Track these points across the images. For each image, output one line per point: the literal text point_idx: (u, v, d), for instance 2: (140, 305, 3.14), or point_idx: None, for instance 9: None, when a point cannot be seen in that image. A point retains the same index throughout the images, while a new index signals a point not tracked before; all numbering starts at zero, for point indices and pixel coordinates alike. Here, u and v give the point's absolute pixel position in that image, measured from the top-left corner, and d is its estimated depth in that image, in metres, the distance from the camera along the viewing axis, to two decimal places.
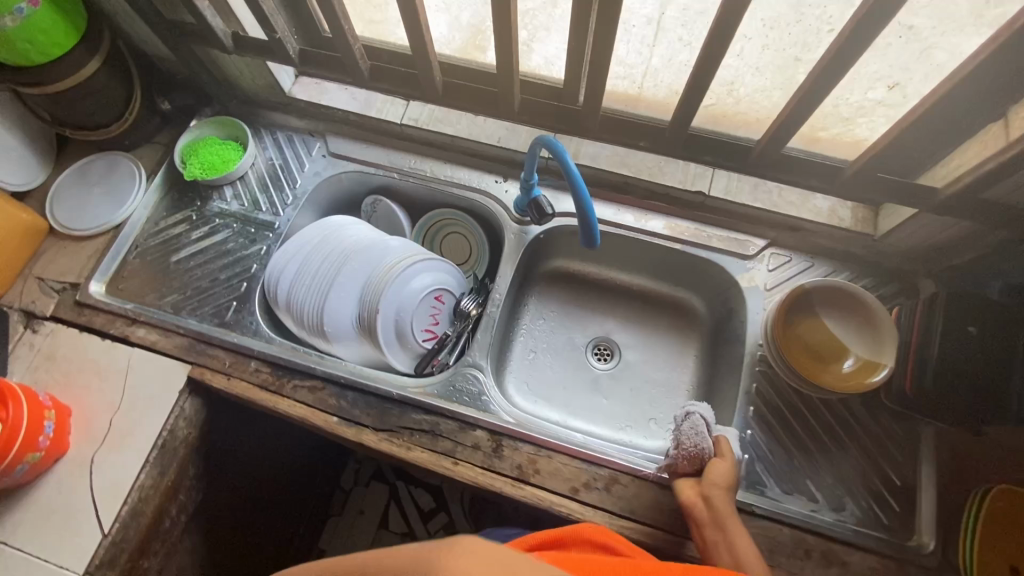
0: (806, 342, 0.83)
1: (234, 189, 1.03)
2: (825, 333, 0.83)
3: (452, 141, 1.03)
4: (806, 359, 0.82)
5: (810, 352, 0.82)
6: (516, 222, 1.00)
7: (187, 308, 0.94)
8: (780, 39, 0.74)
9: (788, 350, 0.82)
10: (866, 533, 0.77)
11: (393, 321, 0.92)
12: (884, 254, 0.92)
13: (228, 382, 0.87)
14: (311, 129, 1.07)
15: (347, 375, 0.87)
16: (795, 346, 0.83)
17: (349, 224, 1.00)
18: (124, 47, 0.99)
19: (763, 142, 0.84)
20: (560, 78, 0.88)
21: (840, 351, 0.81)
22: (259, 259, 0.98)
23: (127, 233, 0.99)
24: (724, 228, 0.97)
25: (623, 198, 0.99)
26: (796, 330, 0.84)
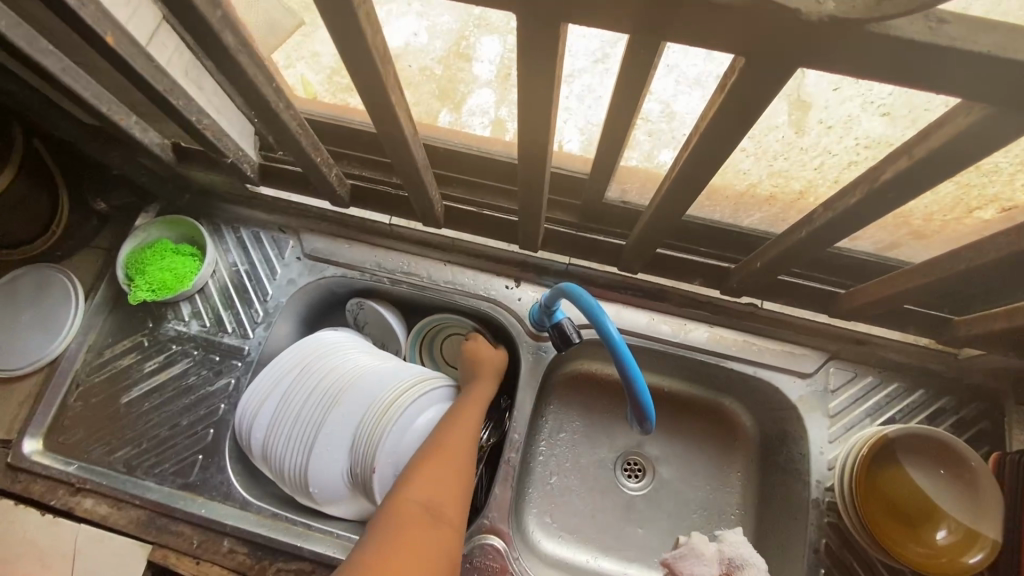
0: (888, 499, 0.70)
1: (192, 306, 0.87)
2: (910, 489, 0.70)
3: (455, 241, 0.88)
4: (888, 523, 0.69)
5: (893, 514, 0.69)
6: (532, 337, 0.84)
7: (143, 466, 0.78)
8: None
9: (868, 512, 0.69)
10: None
11: (392, 475, 0.77)
12: (966, 370, 0.79)
13: (198, 568, 0.72)
14: (282, 225, 0.90)
15: (340, 555, 0.72)
16: (875, 505, 0.70)
17: (334, 349, 0.84)
18: (41, 145, 0.80)
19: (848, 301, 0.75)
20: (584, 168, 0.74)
21: (929, 516, 0.68)
22: (227, 396, 0.82)
23: (65, 370, 0.83)
24: (778, 340, 0.82)
25: (657, 306, 0.84)
26: (876, 484, 0.70)
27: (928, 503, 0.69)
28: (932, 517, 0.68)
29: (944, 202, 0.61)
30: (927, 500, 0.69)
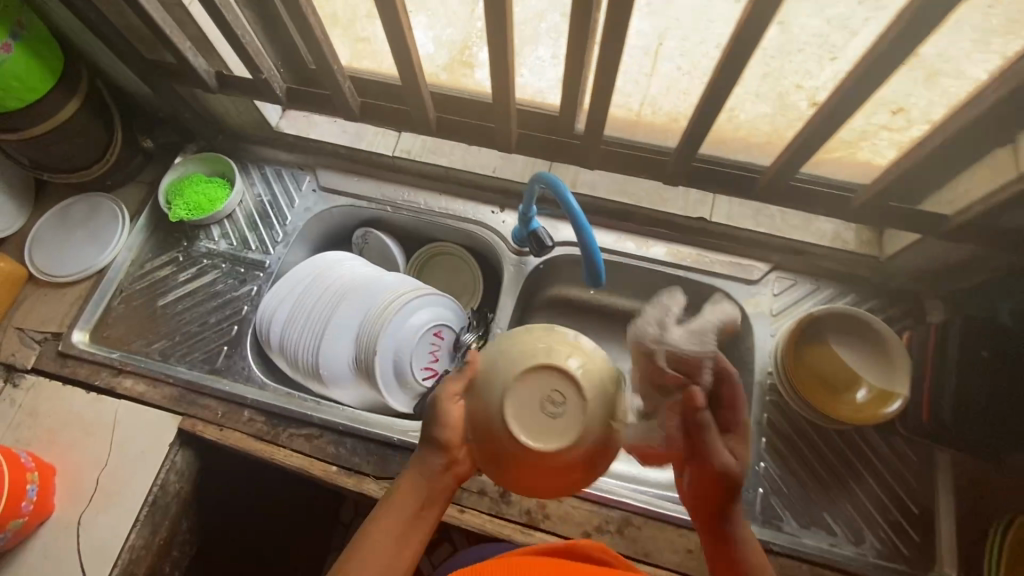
0: (817, 368, 0.81)
1: (221, 228, 1.00)
2: (838, 360, 0.80)
3: (448, 172, 1.00)
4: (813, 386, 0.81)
5: (820, 379, 0.81)
6: (515, 253, 0.97)
7: (176, 354, 0.91)
8: (782, 68, 0.71)
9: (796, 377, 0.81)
10: (887, 566, 0.76)
11: (391, 362, 0.89)
12: (892, 275, 0.89)
13: (221, 434, 0.84)
14: (300, 162, 1.04)
15: (345, 422, 0.84)
16: (803, 372, 0.81)
17: (341, 261, 0.96)
18: (104, 87, 0.95)
19: (772, 170, 0.82)
20: (555, 107, 0.84)
21: (852, 379, 0.79)
22: (250, 300, 0.95)
23: (111, 277, 0.96)
24: (728, 253, 0.93)
25: (624, 226, 0.96)
26: (804, 356, 0.81)
27: (851, 368, 0.79)
28: (854, 379, 0.79)
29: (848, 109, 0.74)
30: (850, 366, 0.79)
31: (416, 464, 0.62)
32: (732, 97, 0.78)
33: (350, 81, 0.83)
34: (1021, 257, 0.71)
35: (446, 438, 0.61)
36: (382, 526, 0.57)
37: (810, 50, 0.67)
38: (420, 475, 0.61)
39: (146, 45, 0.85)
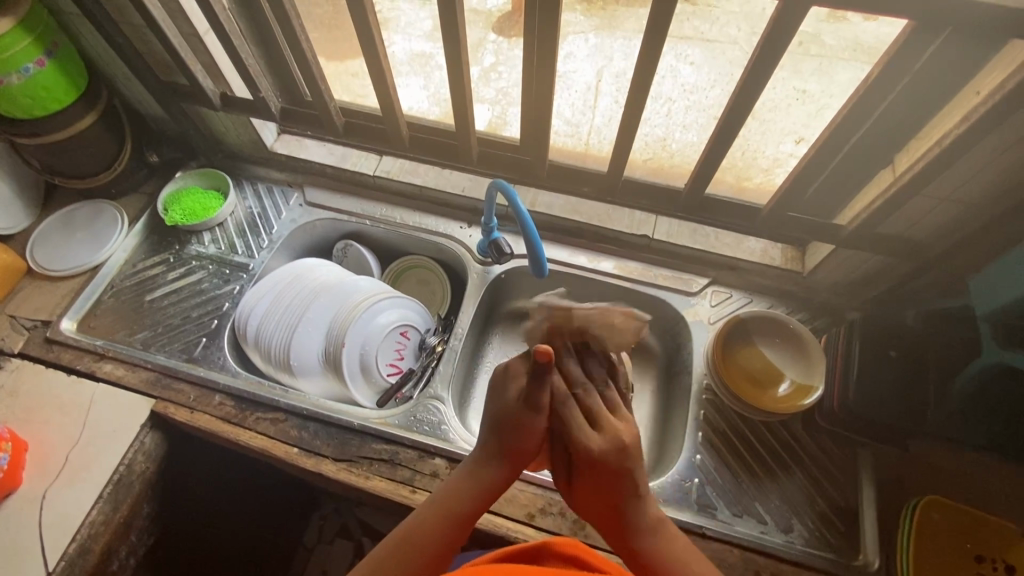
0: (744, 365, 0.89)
1: (212, 234, 1.09)
2: (759, 357, 0.89)
3: (421, 191, 1.10)
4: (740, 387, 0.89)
5: (747, 375, 0.89)
6: (479, 263, 1.06)
7: (156, 344, 0.97)
8: (700, 101, 0.86)
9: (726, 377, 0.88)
10: (814, 553, 0.79)
11: (359, 355, 0.96)
12: (815, 289, 0.99)
13: (191, 416, 0.89)
14: (290, 180, 1.15)
15: (309, 407, 0.89)
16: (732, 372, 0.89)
17: (319, 264, 1.04)
18: (120, 106, 1.07)
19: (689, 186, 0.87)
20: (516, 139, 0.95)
21: (775, 373, 0.88)
22: (231, 298, 1.03)
23: (104, 273, 1.04)
24: (669, 268, 1.04)
25: (577, 242, 1.07)
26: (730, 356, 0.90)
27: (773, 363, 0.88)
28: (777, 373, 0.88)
29: (760, 134, 0.90)
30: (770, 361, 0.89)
31: (490, 462, 0.63)
32: (663, 127, 0.92)
33: (337, 104, 0.95)
34: (912, 265, 0.82)
35: (519, 447, 0.62)
36: (445, 514, 0.61)
37: (720, 85, 0.83)
38: (486, 478, 0.63)
39: (164, 69, 0.98)
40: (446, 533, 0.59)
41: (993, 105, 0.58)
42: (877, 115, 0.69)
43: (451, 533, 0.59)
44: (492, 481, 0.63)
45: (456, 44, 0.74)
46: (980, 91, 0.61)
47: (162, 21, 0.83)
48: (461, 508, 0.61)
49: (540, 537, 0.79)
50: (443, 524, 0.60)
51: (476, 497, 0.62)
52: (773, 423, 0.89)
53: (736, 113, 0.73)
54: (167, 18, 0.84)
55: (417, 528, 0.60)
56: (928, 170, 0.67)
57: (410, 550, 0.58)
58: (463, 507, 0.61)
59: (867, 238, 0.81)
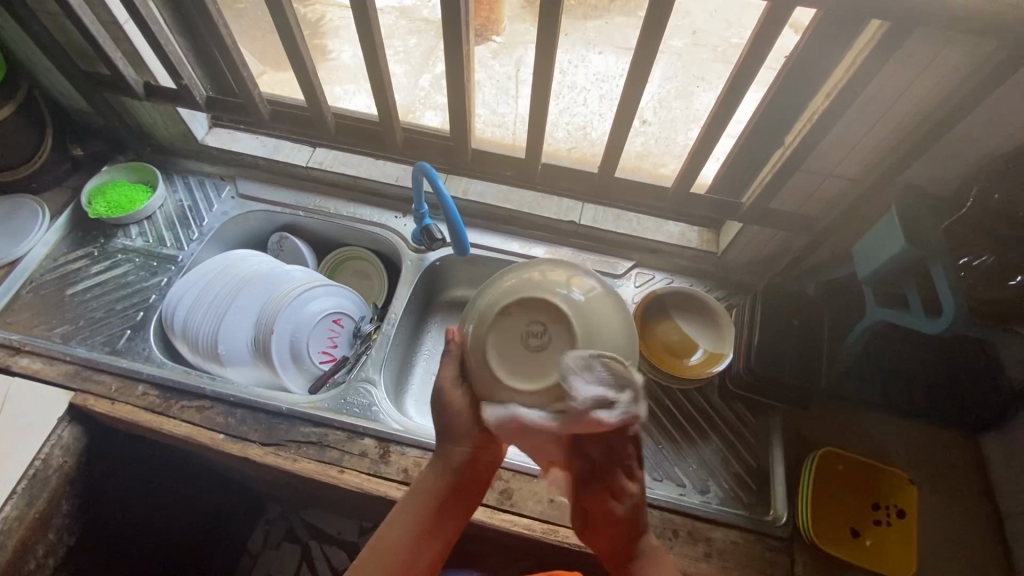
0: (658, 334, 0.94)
1: (140, 228, 1.08)
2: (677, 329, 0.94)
3: (355, 182, 1.12)
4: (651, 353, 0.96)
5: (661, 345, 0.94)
6: (413, 251, 1.08)
7: (78, 337, 0.95)
8: (611, 90, 0.95)
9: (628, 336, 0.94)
10: (728, 511, 0.84)
11: (289, 342, 0.96)
12: (730, 269, 1.05)
13: (112, 406, 0.87)
14: (222, 174, 1.15)
15: (236, 394, 0.89)
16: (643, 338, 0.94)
17: (251, 254, 1.04)
18: (40, 97, 1.04)
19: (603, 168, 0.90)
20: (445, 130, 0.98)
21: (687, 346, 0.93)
22: (158, 289, 1.01)
23: (23, 268, 1.01)
24: (596, 252, 1.09)
25: (509, 230, 1.10)
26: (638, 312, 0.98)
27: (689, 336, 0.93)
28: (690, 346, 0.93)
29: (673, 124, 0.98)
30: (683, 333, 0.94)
31: (446, 440, 0.66)
32: (583, 116, 0.98)
33: (262, 93, 0.96)
34: (807, 239, 0.89)
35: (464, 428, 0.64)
36: (418, 496, 0.66)
37: None
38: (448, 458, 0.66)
39: (84, 59, 0.97)
40: (433, 494, 0.66)
41: (854, 83, 0.65)
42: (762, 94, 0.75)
43: (426, 510, 0.65)
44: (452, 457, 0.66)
45: (372, 33, 0.76)
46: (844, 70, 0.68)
47: (77, 7, 0.83)
48: (431, 488, 0.66)
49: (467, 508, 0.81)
50: (416, 505, 0.65)
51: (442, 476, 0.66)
52: (690, 391, 0.94)
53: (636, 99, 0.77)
54: (83, 4, 0.84)
55: (395, 517, 0.65)
56: (808, 145, 0.74)
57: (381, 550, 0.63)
58: (427, 486, 0.66)
59: (765, 213, 0.87)
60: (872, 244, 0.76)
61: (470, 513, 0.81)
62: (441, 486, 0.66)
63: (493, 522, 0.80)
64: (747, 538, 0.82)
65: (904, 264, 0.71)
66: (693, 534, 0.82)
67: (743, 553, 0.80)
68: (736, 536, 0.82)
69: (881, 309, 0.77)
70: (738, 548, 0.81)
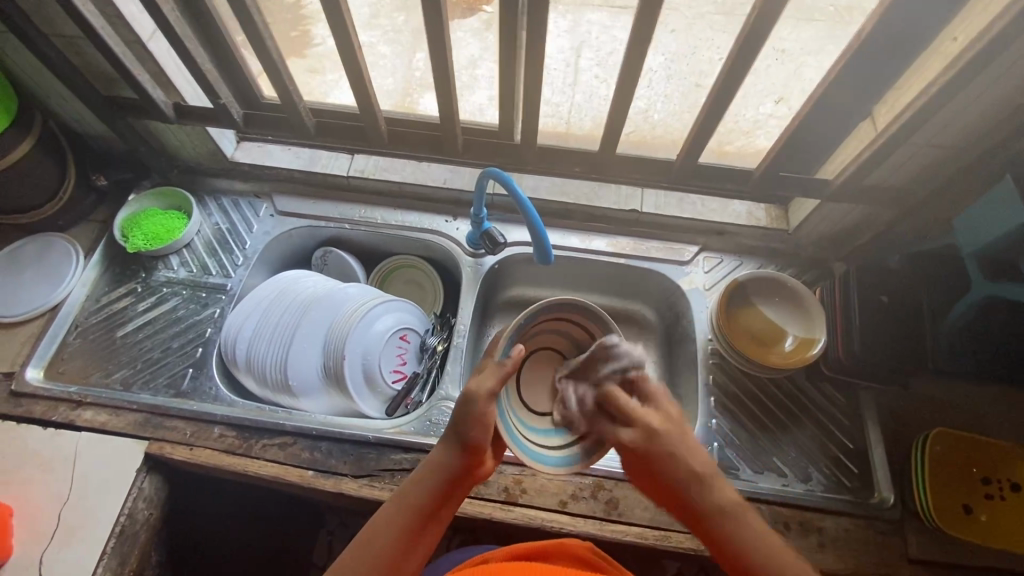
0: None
1: (180, 257, 1.02)
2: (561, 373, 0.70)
3: (401, 187, 1.06)
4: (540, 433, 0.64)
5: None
6: (471, 256, 1.03)
7: (138, 382, 0.91)
8: (681, 70, 0.86)
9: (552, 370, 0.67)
10: (835, 498, 0.82)
11: (361, 365, 0.92)
12: (801, 245, 1.01)
13: (191, 452, 0.84)
14: (255, 190, 1.08)
15: (318, 427, 0.85)
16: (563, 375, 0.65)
17: (303, 276, 0.98)
18: (56, 127, 0.96)
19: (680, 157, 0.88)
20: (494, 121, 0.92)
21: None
22: (213, 322, 0.97)
23: (65, 313, 0.95)
24: (661, 240, 1.04)
25: (567, 223, 1.05)
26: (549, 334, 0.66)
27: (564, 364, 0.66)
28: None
29: (740, 100, 0.89)
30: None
31: (444, 448, 0.62)
32: (645, 99, 0.91)
33: (306, 104, 0.90)
34: (895, 212, 0.85)
35: (474, 439, 0.60)
36: (403, 503, 0.61)
37: (700, 52, 0.83)
38: (439, 472, 0.61)
39: (104, 83, 0.89)
40: (428, 482, 0.61)
41: (981, 53, 0.60)
42: (862, 66, 0.70)
43: (410, 519, 0.59)
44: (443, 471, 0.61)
45: (440, 33, 0.70)
46: (958, 37, 0.64)
47: (101, 29, 0.75)
48: (418, 500, 0.60)
49: (575, 522, 0.79)
50: (398, 513, 0.60)
51: (432, 487, 0.61)
52: (779, 377, 0.92)
53: (725, 81, 0.72)
54: (106, 26, 0.76)
55: (381, 517, 0.60)
56: (915, 117, 0.69)
57: (367, 542, 0.58)
58: (415, 497, 0.60)
59: (852, 189, 0.83)
60: (978, 217, 0.73)
61: (580, 528, 0.79)
62: (429, 496, 0.61)
63: (603, 534, 0.78)
64: (857, 524, 0.80)
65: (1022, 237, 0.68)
66: (804, 525, 0.80)
67: (856, 540, 0.79)
68: (846, 523, 0.80)
69: None
70: (850, 535, 0.80)
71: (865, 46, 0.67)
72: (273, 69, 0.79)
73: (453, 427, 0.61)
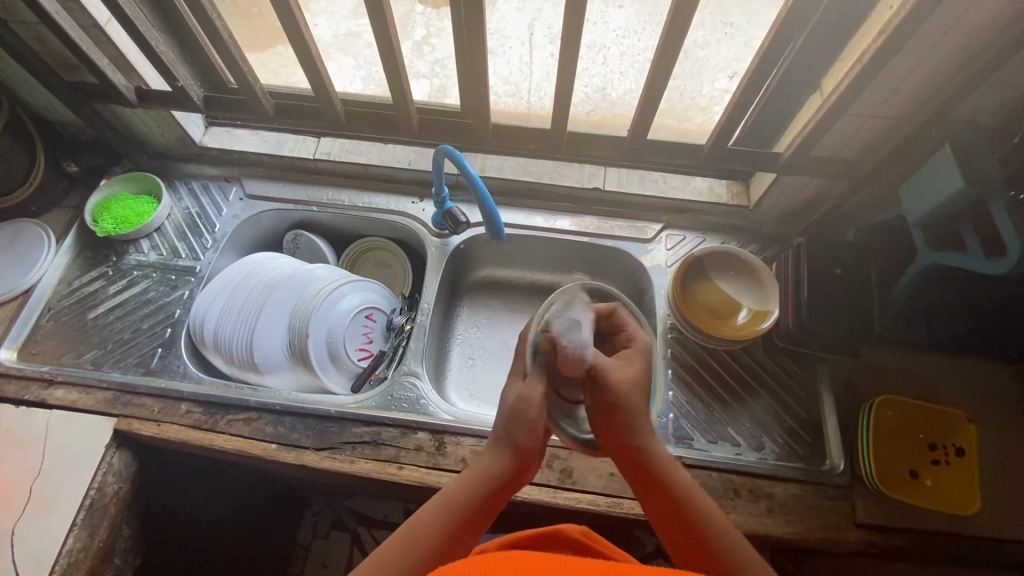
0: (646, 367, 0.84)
1: (151, 241, 1.04)
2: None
3: (367, 169, 1.07)
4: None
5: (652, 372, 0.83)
6: (436, 236, 1.04)
7: (109, 362, 0.93)
8: (633, 46, 0.87)
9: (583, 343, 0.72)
10: (786, 465, 0.84)
11: (326, 343, 0.94)
12: (762, 221, 1.03)
13: (158, 428, 0.86)
14: (225, 175, 1.10)
15: (283, 402, 0.87)
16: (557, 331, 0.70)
17: (270, 258, 1.00)
18: (23, 114, 0.98)
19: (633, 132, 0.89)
20: (456, 103, 0.94)
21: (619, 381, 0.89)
22: (182, 303, 0.99)
23: (38, 296, 0.98)
24: (624, 218, 1.05)
25: (532, 203, 1.07)
26: None
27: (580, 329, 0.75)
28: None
29: (694, 76, 0.90)
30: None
31: (493, 455, 0.63)
32: (601, 76, 0.92)
33: (264, 87, 0.91)
34: (847, 183, 0.86)
35: (525, 443, 0.62)
36: (447, 509, 0.59)
37: (650, 28, 0.84)
38: (487, 478, 0.61)
39: (67, 69, 0.91)
40: (478, 486, 0.61)
41: (909, 17, 0.61)
42: (800, 35, 0.71)
43: (454, 524, 0.58)
44: (491, 476, 0.61)
45: (382, 10, 0.71)
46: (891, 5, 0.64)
47: (55, 14, 0.76)
48: (465, 503, 0.60)
49: (530, 491, 0.81)
50: (444, 516, 0.59)
51: (479, 492, 0.60)
52: (735, 349, 0.94)
53: (668, 53, 0.73)
54: (61, 10, 0.77)
55: (418, 523, 0.58)
56: (854, 86, 0.70)
57: (411, 543, 0.56)
58: (462, 500, 0.60)
59: (803, 162, 0.84)
60: (919, 186, 0.73)
61: (535, 496, 0.81)
62: (470, 502, 0.60)
63: (557, 502, 0.80)
64: (807, 490, 0.82)
65: (960, 203, 0.69)
66: (754, 492, 0.82)
67: (805, 505, 0.81)
68: (797, 489, 0.82)
69: (933, 252, 0.75)
70: (800, 501, 0.81)
71: (800, 17, 0.68)
72: (227, 51, 0.80)
73: (503, 430, 0.63)
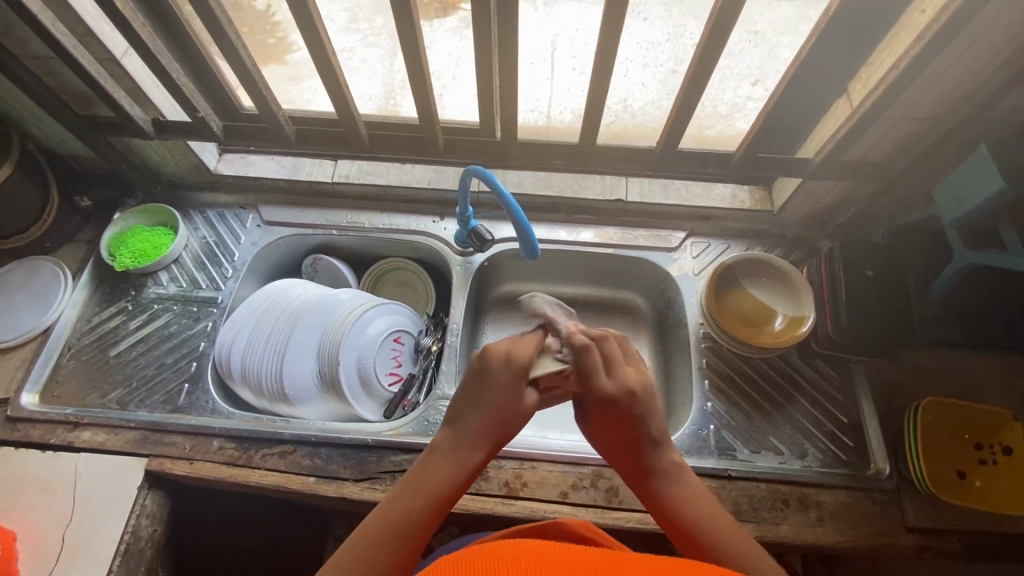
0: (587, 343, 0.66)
1: (169, 273, 1.02)
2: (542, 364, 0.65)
3: (385, 191, 1.06)
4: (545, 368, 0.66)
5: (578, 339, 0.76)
6: (459, 255, 1.03)
7: (135, 400, 0.91)
8: (657, 57, 0.86)
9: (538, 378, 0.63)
10: (832, 472, 0.83)
11: (356, 369, 0.92)
12: (786, 224, 1.02)
13: (191, 467, 0.84)
14: (241, 202, 1.08)
15: (317, 433, 0.86)
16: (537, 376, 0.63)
17: (293, 284, 0.98)
18: (35, 150, 0.96)
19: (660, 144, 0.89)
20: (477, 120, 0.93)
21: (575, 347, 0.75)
22: (205, 336, 0.97)
23: (57, 335, 0.95)
24: (648, 228, 1.05)
25: (554, 217, 1.06)
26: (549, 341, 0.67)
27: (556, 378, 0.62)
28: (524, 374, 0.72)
29: (716, 84, 0.90)
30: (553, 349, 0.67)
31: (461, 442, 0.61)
32: (624, 88, 0.91)
33: (284, 113, 0.90)
34: (876, 185, 0.86)
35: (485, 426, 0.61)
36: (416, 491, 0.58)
37: (674, 39, 0.84)
38: (444, 482, 0.58)
39: (80, 102, 0.89)
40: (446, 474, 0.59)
41: (947, 23, 0.61)
42: (831, 41, 0.71)
43: (424, 511, 0.56)
44: (451, 479, 0.58)
45: (412, 31, 0.70)
46: (925, 10, 0.64)
47: (72, 49, 0.74)
48: (435, 486, 0.58)
49: (577, 512, 0.80)
50: (416, 503, 0.56)
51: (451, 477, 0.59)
52: (771, 356, 0.93)
53: (702, 63, 0.72)
54: (78, 44, 0.76)
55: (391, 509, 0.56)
56: (888, 91, 0.70)
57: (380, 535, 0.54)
58: (435, 483, 0.58)
59: (833, 166, 0.84)
60: (958, 186, 0.73)
61: (582, 517, 0.79)
62: (428, 500, 0.57)
63: (606, 522, 0.79)
64: (856, 497, 0.81)
65: (1002, 204, 0.69)
66: (803, 501, 0.81)
67: (855, 512, 0.80)
68: (845, 496, 0.81)
69: (973, 252, 0.75)
70: (849, 508, 0.81)
71: (832, 25, 0.68)
72: (249, 79, 0.79)
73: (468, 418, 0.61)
